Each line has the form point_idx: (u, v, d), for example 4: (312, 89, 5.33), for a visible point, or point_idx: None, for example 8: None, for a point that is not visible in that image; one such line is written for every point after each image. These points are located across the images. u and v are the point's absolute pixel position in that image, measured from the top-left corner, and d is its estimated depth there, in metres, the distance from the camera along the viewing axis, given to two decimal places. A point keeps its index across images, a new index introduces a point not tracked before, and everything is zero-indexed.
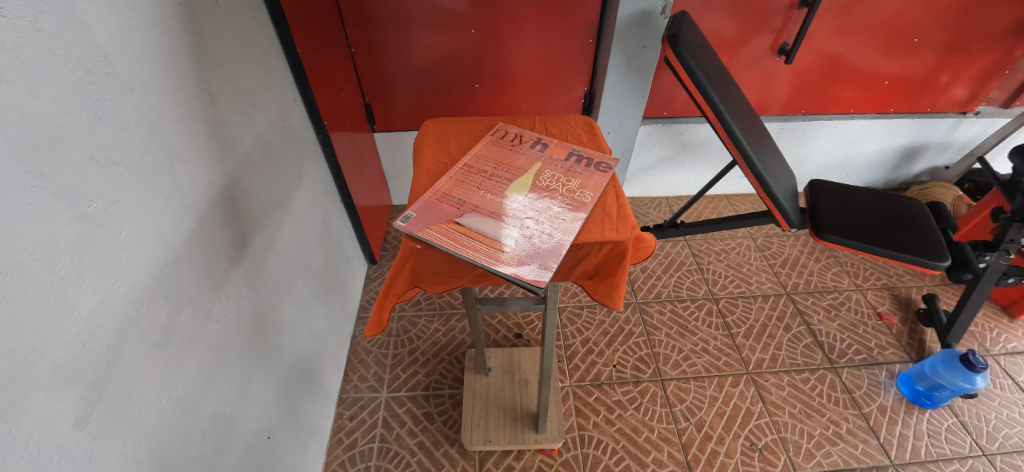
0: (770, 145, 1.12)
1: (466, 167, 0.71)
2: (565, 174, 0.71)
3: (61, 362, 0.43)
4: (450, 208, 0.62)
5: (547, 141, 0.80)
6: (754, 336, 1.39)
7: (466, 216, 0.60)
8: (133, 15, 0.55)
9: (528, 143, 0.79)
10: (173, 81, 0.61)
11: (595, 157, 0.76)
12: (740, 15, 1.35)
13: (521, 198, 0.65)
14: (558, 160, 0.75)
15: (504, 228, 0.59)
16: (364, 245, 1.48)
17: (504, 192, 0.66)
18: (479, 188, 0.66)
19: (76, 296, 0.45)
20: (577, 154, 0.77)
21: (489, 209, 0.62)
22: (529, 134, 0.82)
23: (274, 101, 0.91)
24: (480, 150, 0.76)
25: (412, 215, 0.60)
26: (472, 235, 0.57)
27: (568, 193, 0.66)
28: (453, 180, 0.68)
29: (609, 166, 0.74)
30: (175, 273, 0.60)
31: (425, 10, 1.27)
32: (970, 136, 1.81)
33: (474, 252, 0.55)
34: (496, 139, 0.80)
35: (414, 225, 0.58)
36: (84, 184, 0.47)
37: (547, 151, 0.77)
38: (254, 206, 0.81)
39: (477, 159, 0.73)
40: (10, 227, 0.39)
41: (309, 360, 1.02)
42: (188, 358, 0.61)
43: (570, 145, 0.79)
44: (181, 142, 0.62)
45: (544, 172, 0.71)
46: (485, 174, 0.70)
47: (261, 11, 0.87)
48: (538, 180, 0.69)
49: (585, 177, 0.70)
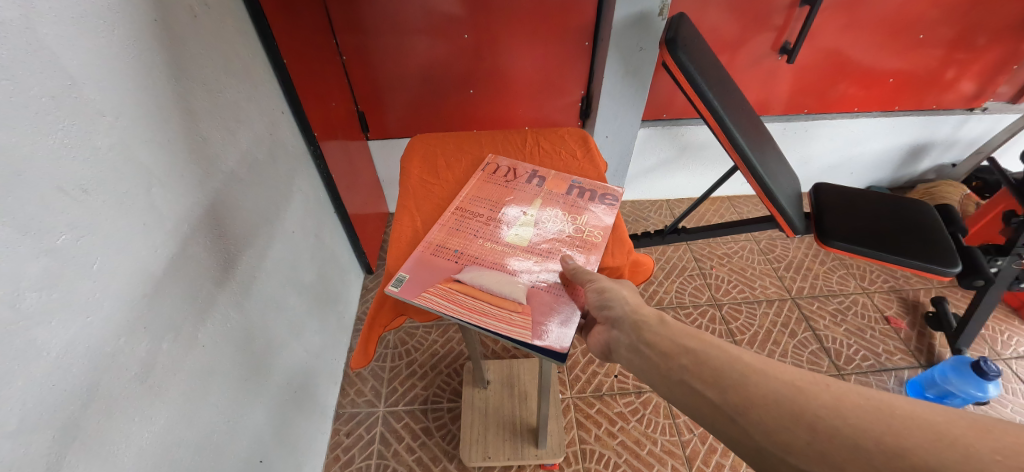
0: (772, 150, 1.09)
1: (459, 211, 0.70)
2: (569, 211, 0.70)
3: (28, 405, 0.41)
4: (447, 263, 0.60)
5: (544, 174, 0.78)
6: (758, 343, 1.36)
7: (466, 272, 0.58)
8: (103, 34, 0.52)
9: (525, 177, 0.77)
10: (149, 100, 0.59)
11: (597, 190, 0.75)
12: (741, 13, 1.32)
13: (526, 243, 0.64)
14: (558, 195, 0.73)
15: (509, 281, 0.57)
16: (360, 255, 1.46)
17: (504, 240, 0.64)
18: (477, 236, 0.65)
19: (44, 335, 0.43)
20: (578, 187, 0.75)
21: (490, 260, 0.61)
22: (523, 167, 0.80)
23: (260, 115, 0.88)
24: (473, 190, 0.75)
25: (405, 277, 0.58)
26: (477, 294, 0.55)
27: (575, 235, 0.65)
28: (446, 229, 0.66)
29: (615, 198, 0.73)
30: (155, 301, 0.58)
31: (417, 15, 1.24)
32: (977, 133, 1.77)
33: (479, 314, 0.52)
34: (489, 175, 0.78)
35: (409, 290, 0.56)
36: (52, 216, 0.45)
37: (546, 186, 0.75)
38: (242, 225, 0.78)
39: (471, 199, 0.72)
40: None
41: (303, 378, 1.00)
42: (170, 388, 0.59)
43: (571, 177, 0.78)
44: (160, 165, 0.60)
45: (546, 209, 0.70)
46: (483, 218, 0.69)
47: (244, 22, 0.84)
48: (542, 220, 0.68)
49: (590, 214, 0.69)
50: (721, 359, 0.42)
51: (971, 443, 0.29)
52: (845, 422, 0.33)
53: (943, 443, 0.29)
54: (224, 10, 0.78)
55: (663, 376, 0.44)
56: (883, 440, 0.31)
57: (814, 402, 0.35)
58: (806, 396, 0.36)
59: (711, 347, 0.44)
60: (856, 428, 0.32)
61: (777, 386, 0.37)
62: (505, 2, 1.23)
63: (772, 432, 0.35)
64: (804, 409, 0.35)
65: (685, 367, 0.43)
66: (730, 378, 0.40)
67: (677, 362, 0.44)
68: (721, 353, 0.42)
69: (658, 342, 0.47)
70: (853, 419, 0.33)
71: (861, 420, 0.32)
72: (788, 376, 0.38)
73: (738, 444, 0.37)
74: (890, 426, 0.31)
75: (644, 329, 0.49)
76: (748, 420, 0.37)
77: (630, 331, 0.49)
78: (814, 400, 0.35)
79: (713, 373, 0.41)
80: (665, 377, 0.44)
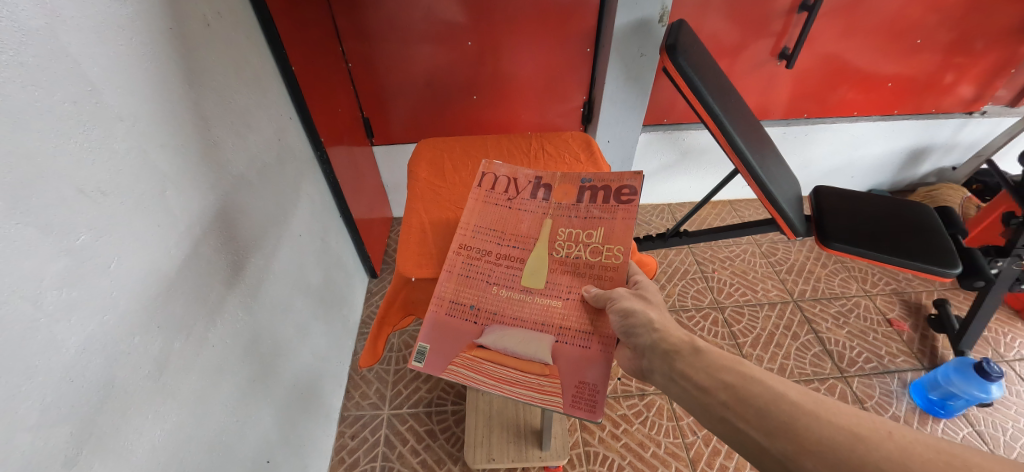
0: (773, 154, 1.10)
1: (464, 249, 0.65)
2: (582, 227, 0.65)
3: (49, 400, 0.43)
4: (464, 326, 0.58)
5: (548, 182, 0.71)
6: (761, 345, 1.37)
7: (487, 333, 0.56)
8: (122, 43, 0.54)
9: (529, 191, 0.71)
10: (165, 106, 0.60)
11: (609, 185, 0.67)
12: (740, 19, 1.34)
13: (546, 284, 0.61)
14: (569, 208, 0.67)
15: (532, 339, 0.55)
16: (364, 259, 1.47)
17: (519, 283, 0.61)
18: (489, 282, 0.62)
19: (63, 332, 0.44)
20: (588, 187, 0.68)
21: (509, 315, 0.58)
22: (524, 176, 0.72)
23: (269, 121, 0.90)
24: (474, 218, 0.68)
25: (426, 348, 0.56)
26: (502, 362, 0.54)
27: (594, 263, 0.61)
28: (454, 277, 0.62)
29: (632, 193, 0.66)
30: (169, 301, 0.59)
31: (422, 22, 1.27)
32: (977, 137, 1.78)
33: (509, 384, 0.52)
34: (488, 192, 0.71)
35: (434, 365, 0.55)
36: (73, 216, 0.46)
37: (553, 198, 0.69)
38: (251, 228, 0.80)
39: (475, 230, 0.67)
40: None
41: (309, 379, 1.01)
42: (183, 387, 0.60)
43: (579, 174, 0.70)
44: (175, 169, 0.62)
45: (559, 231, 0.65)
46: (492, 257, 0.64)
47: (254, 31, 0.87)
48: (556, 247, 0.63)
49: (605, 225, 0.64)
50: (767, 399, 0.42)
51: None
52: None
53: None
54: (236, 19, 0.80)
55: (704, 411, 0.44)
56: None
57: (877, 453, 0.35)
58: (868, 445, 0.36)
59: (754, 383, 0.44)
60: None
61: (834, 432, 0.37)
62: (508, 10, 1.25)
63: None
64: (865, 461, 0.35)
65: (724, 403, 0.44)
66: (779, 420, 0.40)
67: (716, 397, 0.45)
68: (767, 391, 0.42)
69: (696, 375, 0.47)
70: None
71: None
72: (844, 421, 0.38)
73: None
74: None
75: (676, 357, 0.49)
76: (804, 469, 0.37)
77: (663, 360, 0.49)
78: (875, 451, 0.35)
79: (761, 414, 0.41)
80: (704, 411, 0.45)
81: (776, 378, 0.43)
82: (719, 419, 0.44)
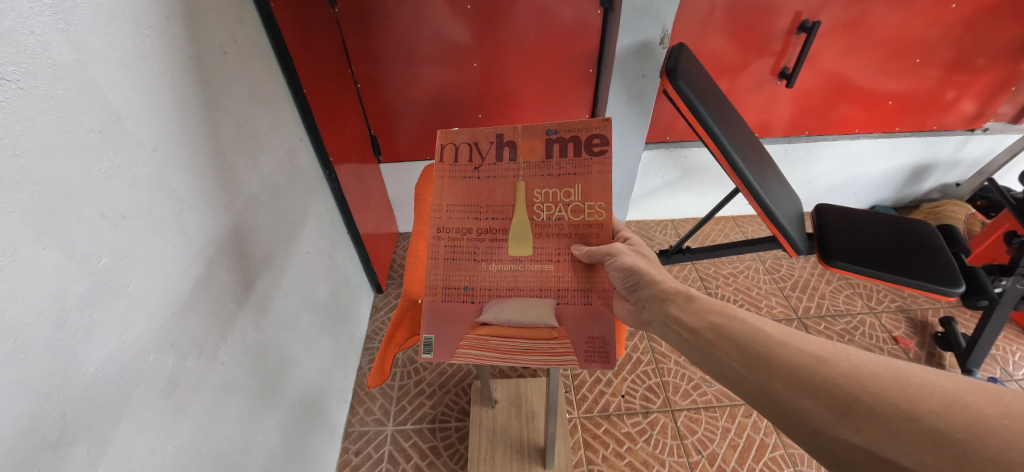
0: (773, 173, 1.11)
1: (442, 230, 0.63)
2: (558, 186, 0.62)
3: (67, 418, 0.45)
4: (464, 307, 0.62)
5: (511, 138, 0.64)
6: None
7: (487, 310, 0.62)
8: (146, 74, 0.57)
9: (493, 155, 0.64)
10: (184, 132, 0.63)
11: (578, 135, 0.63)
12: (740, 40, 1.36)
13: (533, 250, 0.63)
14: (540, 165, 0.63)
15: (531, 308, 0.61)
16: (370, 274, 1.49)
17: (508, 254, 0.63)
18: (478, 258, 0.63)
19: (83, 352, 0.46)
20: (556, 139, 0.63)
21: (504, 287, 0.62)
22: (483, 135, 0.65)
23: (281, 142, 0.93)
24: (445, 195, 0.64)
25: (432, 338, 0.62)
26: (510, 332, 0.61)
27: (578, 224, 0.62)
28: (441, 263, 0.63)
29: (603, 142, 0.62)
30: (182, 320, 0.61)
31: (428, 44, 1.31)
32: (980, 153, 1.79)
33: (520, 353, 0.61)
34: (450, 165, 0.64)
35: (446, 352, 0.61)
36: (95, 240, 0.49)
37: (521, 157, 0.64)
38: (262, 247, 0.82)
39: (449, 208, 0.64)
40: (9, 295, 0.40)
41: (315, 395, 1.02)
42: (193, 403, 0.62)
43: (543, 125, 0.63)
44: (192, 192, 0.64)
45: (535, 193, 0.63)
46: (473, 232, 0.63)
47: (268, 56, 0.90)
48: (536, 211, 0.63)
49: (581, 180, 0.62)
50: (748, 334, 0.49)
51: (981, 407, 0.35)
52: (863, 390, 0.40)
53: (953, 406, 0.36)
54: (251, 46, 0.84)
55: (695, 348, 0.53)
56: (900, 405, 0.37)
57: (837, 370, 0.42)
58: (830, 365, 0.42)
59: (736, 322, 0.51)
60: (875, 393, 0.39)
61: (802, 357, 0.44)
62: (512, 32, 1.29)
63: (799, 401, 0.42)
64: (825, 378, 0.42)
65: (713, 341, 0.51)
66: (758, 351, 0.47)
67: (706, 336, 0.52)
68: (747, 327, 0.50)
69: (686, 318, 0.56)
70: (870, 386, 0.39)
71: (881, 387, 0.39)
72: (811, 347, 0.45)
73: (764, 407, 0.45)
74: (905, 393, 0.38)
75: (673, 306, 0.58)
76: (777, 389, 0.44)
77: (661, 310, 0.58)
78: (835, 369, 0.42)
79: (742, 345, 0.49)
80: (697, 349, 0.52)
81: (755, 315, 0.50)
82: (708, 354, 0.51)
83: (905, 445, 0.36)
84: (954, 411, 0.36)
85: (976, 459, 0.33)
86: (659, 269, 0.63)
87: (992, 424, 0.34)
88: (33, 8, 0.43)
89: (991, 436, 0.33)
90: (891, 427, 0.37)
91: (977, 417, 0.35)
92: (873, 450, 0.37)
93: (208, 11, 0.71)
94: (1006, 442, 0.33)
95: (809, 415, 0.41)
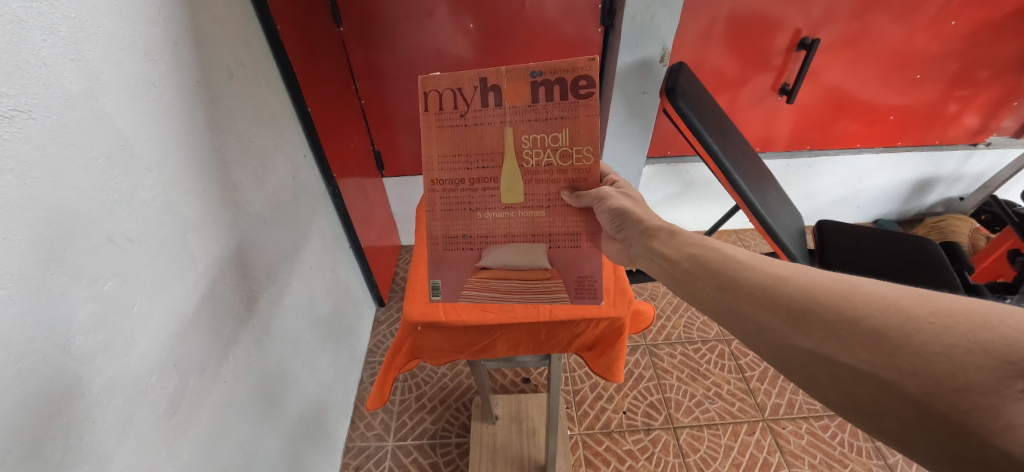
0: (774, 189, 1.12)
1: (436, 183, 0.56)
2: (545, 129, 0.52)
3: (70, 441, 0.45)
4: (462, 254, 0.59)
5: (495, 80, 0.51)
6: (769, 380, 1.35)
7: (486, 257, 0.59)
8: (155, 98, 0.58)
9: (478, 101, 0.52)
10: (190, 153, 0.64)
11: (564, 75, 0.50)
12: (740, 55, 1.37)
13: (526, 197, 0.56)
14: (526, 111, 0.51)
15: (529, 253, 0.58)
16: (372, 288, 1.50)
17: (501, 203, 0.56)
18: (474, 208, 0.57)
19: (88, 374, 0.47)
20: (542, 81, 0.50)
21: (500, 233, 0.57)
22: (465, 78, 0.51)
23: (285, 159, 0.95)
24: (433, 147, 0.54)
25: (438, 284, 0.61)
26: (507, 275, 0.60)
27: (568, 171, 0.54)
28: (439, 215, 0.57)
29: (591, 84, 0.50)
30: (186, 339, 0.62)
31: (432, 61, 1.33)
32: (983, 168, 1.78)
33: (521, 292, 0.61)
34: (437, 113, 0.53)
35: (453, 293, 0.62)
36: (101, 264, 0.49)
37: (507, 102, 0.51)
38: (265, 265, 0.83)
39: (442, 160, 0.55)
40: (17, 321, 0.41)
41: (315, 411, 1.02)
42: (195, 424, 0.62)
43: (527, 65, 0.49)
44: (196, 212, 0.65)
45: (522, 139, 0.53)
46: (467, 183, 0.55)
47: (273, 76, 0.92)
48: (524, 158, 0.54)
49: (570, 123, 0.52)
50: (720, 261, 0.51)
51: (913, 309, 0.37)
52: (816, 301, 0.41)
53: (893, 310, 0.37)
54: (257, 67, 0.86)
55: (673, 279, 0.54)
56: (845, 311, 0.39)
57: (795, 286, 0.43)
58: (788, 283, 0.44)
59: (713, 252, 0.52)
60: (825, 303, 0.41)
61: (766, 278, 0.46)
62: (514, 49, 1.31)
63: (759, 317, 0.44)
64: (784, 294, 0.44)
65: (688, 270, 0.53)
66: (728, 275, 0.49)
67: (682, 266, 0.54)
68: (721, 256, 0.51)
69: (667, 251, 0.56)
70: (822, 297, 0.41)
71: (830, 298, 0.41)
72: (775, 269, 0.46)
73: (733, 326, 0.47)
74: (850, 301, 0.40)
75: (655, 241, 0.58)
76: (742, 307, 0.46)
77: (642, 246, 0.59)
78: (793, 286, 0.44)
79: (714, 272, 0.50)
80: (675, 279, 0.54)
81: (729, 245, 0.52)
82: (684, 282, 0.53)
83: (846, 347, 0.38)
84: (889, 313, 0.37)
85: (903, 353, 0.35)
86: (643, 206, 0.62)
87: (921, 323, 0.36)
88: (46, 42, 0.44)
89: (918, 333, 0.35)
90: (835, 332, 0.39)
91: (910, 318, 0.36)
92: (820, 354, 0.39)
93: (215, 34, 0.72)
94: (931, 336, 0.35)
95: (769, 328, 0.43)
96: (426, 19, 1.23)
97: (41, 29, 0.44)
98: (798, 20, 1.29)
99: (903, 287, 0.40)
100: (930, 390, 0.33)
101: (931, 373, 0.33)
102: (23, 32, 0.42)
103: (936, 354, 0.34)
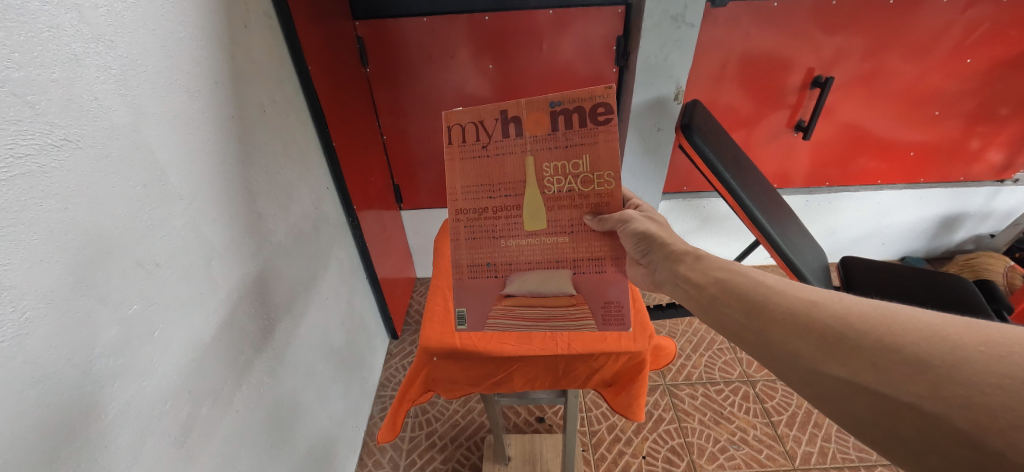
0: (795, 223, 1.10)
1: (459, 213, 0.56)
2: (565, 157, 0.53)
3: (82, 465, 0.45)
4: (486, 282, 0.59)
5: (516, 111, 0.52)
6: (798, 425, 1.27)
7: (511, 283, 0.58)
8: (193, 130, 0.61)
9: (498, 131, 0.53)
10: (221, 184, 0.67)
11: (582, 104, 0.51)
12: (755, 93, 1.39)
13: (547, 224, 0.56)
14: (546, 139, 0.53)
15: (550, 277, 0.57)
16: (386, 320, 1.49)
17: (523, 229, 0.56)
18: (497, 236, 0.57)
19: (105, 398, 0.47)
20: (560, 111, 0.52)
21: (524, 260, 0.57)
22: (486, 110, 0.53)
23: (309, 191, 0.98)
24: (457, 179, 0.55)
25: (463, 312, 0.60)
26: (533, 302, 0.58)
27: (587, 195, 0.54)
28: (463, 243, 0.58)
29: (609, 111, 0.51)
30: (201, 366, 0.62)
31: (453, 98, 1.39)
32: (1012, 205, 1.75)
33: (545, 320, 0.59)
34: (460, 145, 0.54)
35: (478, 323, 0.60)
36: (129, 288, 0.51)
37: (528, 132, 0.53)
38: (284, 293, 0.84)
39: (465, 190, 0.56)
40: (43, 341, 0.42)
41: (324, 445, 1.00)
42: (204, 454, 0.61)
43: (546, 96, 0.51)
44: (222, 241, 0.67)
45: (543, 167, 0.54)
46: (490, 211, 0.56)
47: (301, 109, 0.97)
48: (546, 184, 0.54)
49: (590, 149, 0.52)
50: (749, 286, 0.49)
51: (960, 337, 0.35)
52: (851, 327, 0.39)
53: (937, 338, 0.35)
54: (288, 103, 0.91)
55: (699, 303, 0.53)
56: (884, 338, 0.37)
57: (827, 311, 0.42)
58: (820, 308, 0.43)
59: (742, 277, 0.51)
60: (860, 329, 0.39)
61: (796, 302, 0.45)
62: (530, 87, 1.36)
63: (790, 343, 0.42)
64: (815, 318, 0.42)
65: (716, 294, 0.51)
66: (756, 299, 0.48)
67: (709, 290, 0.52)
68: (749, 281, 0.50)
69: (694, 277, 0.55)
70: (859, 324, 0.39)
71: (867, 324, 0.39)
72: (806, 294, 0.45)
73: (761, 352, 0.45)
74: (889, 328, 0.38)
75: (681, 265, 0.57)
76: (773, 333, 0.44)
77: (667, 270, 0.58)
78: (824, 311, 0.42)
79: (743, 296, 0.49)
80: (702, 303, 0.53)
81: (758, 270, 0.51)
82: (711, 307, 0.52)
83: (884, 375, 0.36)
84: (933, 341, 0.35)
85: (950, 384, 0.33)
86: (665, 228, 0.61)
87: (970, 352, 0.33)
88: (99, 78, 0.47)
89: (966, 363, 0.33)
90: (873, 360, 0.37)
91: (957, 346, 0.34)
92: (855, 383, 0.37)
93: (251, 73, 0.77)
94: (983, 366, 0.32)
95: (801, 355, 0.42)
96: (448, 60, 1.30)
97: (96, 66, 0.47)
98: (810, 59, 1.32)
99: (947, 315, 0.38)
100: (982, 425, 0.31)
101: (984, 406, 0.31)
102: (79, 69, 0.45)
103: (988, 386, 0.31)
